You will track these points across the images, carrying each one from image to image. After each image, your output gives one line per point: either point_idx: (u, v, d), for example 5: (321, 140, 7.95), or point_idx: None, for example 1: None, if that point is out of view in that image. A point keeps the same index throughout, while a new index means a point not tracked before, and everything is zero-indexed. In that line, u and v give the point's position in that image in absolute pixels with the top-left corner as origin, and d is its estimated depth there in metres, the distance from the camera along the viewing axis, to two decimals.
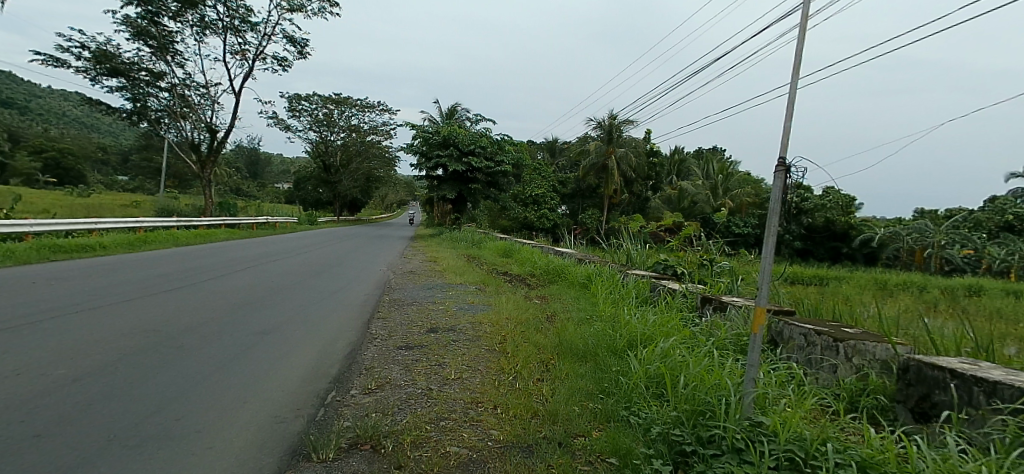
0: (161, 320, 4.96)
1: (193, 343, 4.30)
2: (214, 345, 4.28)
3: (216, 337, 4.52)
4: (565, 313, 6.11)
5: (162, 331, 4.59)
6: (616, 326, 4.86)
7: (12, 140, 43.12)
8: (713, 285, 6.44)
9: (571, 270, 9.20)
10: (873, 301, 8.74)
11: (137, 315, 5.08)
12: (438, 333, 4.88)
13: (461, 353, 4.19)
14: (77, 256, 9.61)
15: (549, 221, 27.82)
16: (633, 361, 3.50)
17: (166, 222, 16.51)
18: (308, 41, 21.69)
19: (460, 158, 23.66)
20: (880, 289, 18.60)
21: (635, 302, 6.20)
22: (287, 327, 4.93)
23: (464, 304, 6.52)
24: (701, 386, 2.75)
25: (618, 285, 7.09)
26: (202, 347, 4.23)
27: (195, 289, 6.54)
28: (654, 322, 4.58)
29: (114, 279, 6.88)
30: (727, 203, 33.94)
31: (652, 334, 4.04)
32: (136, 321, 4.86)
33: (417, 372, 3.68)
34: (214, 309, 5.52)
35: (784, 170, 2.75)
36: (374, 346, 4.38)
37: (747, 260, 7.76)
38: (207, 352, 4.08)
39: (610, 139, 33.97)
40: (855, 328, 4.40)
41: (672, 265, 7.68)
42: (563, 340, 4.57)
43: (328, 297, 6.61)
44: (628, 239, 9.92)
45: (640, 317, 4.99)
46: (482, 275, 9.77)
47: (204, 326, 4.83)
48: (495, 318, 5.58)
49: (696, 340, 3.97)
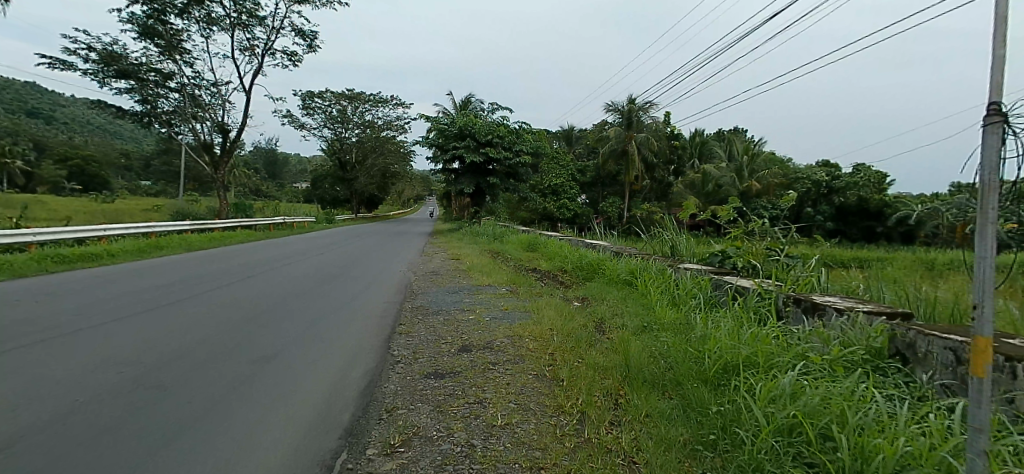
0: (144, 349, 4.26)
1: (175, 380, 3.57)
2: (201, 382, 3.55)
3: (204, 370, 3.79)
4: (617, 320, 5.21)
5: (142, 364, 3.88)
6: (692, 339, 3.95)
7: (39, 150, 44.02)
8: (795, 280, 5.39)
9: (610, 265, 8.25)
10: (943, 287, 7.72)
11: (117, 342, 4.40)
12: (472, 353, 4.04)
13: (506, 384, 3.33)
14: (80, 266, 9.00)
15: (570, 211, 27.01)
16: (741, 402, 2.60)
17: (181, 226, 15.98)
18: (318, 34, 20.94)
19: (477, 149, 22.77)
20: (930, 271, 17.13)
21: (699, 306, 5.26)
22: (289, 354, 4.20)
23: (497, 311, 5.62)
24: (886, 459, 1.84)
25: (671, 285, 6.17)
26: (188, 385, 3.49)
27: (193, 305, 5.87)
28: (744, 337, 3.65)
29: (107, 295, 6.26)
30: (754, 186, 32.47)
31: (753, 358, 3.14)
32: (111, 353, 4.13)
33: (452, 415, 2.83)
34: (210, 331, 4.81)
35: (1001, 122, 1.75)
36: (395, 376, 3.56)
37: (821, 247, 6.60)
38: (189, 394, 3.32)
39: (629, 124, 32.76)
40: (1016, 336, 3.20)
41: (730, 257, 6.75)
42: (629, 359, 3.67)
43: (341, 309, 5.87)
44: (671, 229, 8.87)
45: (721, 328, 4.06)
46: (511, 274, 8.95)
47: (190, 356, 4.11)
48: (536, 330, 4.71)
49: (818, 367, 3.02)
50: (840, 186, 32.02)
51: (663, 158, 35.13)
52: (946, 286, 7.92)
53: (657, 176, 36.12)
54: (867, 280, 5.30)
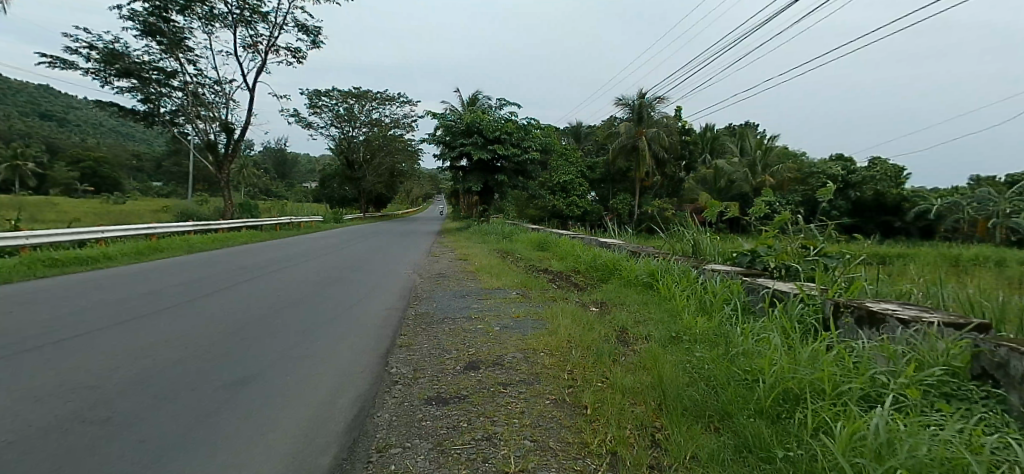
0: (108, 368, 3.72)
1: (134, 410, 3.02)
2: (163, 412, 3.00)
3: (172, 396, 3.25)
4: (642, 329, 4.68)
5: (100, 388, 3.33)
6: (736, 356, 3.38)
7: (52, 152, 44.43)
8: (840, 283, 4.81)
9: (627, 265, 7.68)
10: (981, 285, 7.20)
11: (80, 361, 3.87)
12: (480, 371, 3.55)
13: (519, 413, 2.82)
14: (71, 271, 8.60)
15: (579, 209, 26.33)
16: (816, 450, 2.06)
17: (183, 227, 15.62)
18: (321, 29, 20.51)
19: (485, 146, 22.27)
20: (954, 266, 16.48)
21: (733, 314, 4.67)
22: (272, 375, 3.67)
23: (508, 320, 5.08)
24: None
25: (698, 289, 5.59)
26: (149, 415, 2.94)
27: (177, 316, 5.36)
28: (803, 355, 3.07)
29: (87, 304, 5.83)
30: (767, 181, 31.80)
31: (813, 382, 2.60)
32: (68, 374, 3.58)
33: (454, 458, 2.33)
34: (187, 347, 4.28)
35: None
36: (391, 402, 3.07)
37: (863, 244, 5.96)
38: (146, 428, 2.76)
39: (639, 119, 32.06)
40: None
41: (761, 257, 6.19)
42: (663, 381, 3.14)
43: (335, 319, 5.37)
44: (691, 227, 8.32)
45: (768, 343, 3.50)
46: (521, 276, 8.42)
47: (158, 377, 3.56)
48: (551, 341, 4.20)
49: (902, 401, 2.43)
50: (856, 181, 31.22)
51: (674, 154, 34.42)
52: (984, 285, 7.40)
53: (668, 172, 35.44)
54: (923, 285, 4.70)
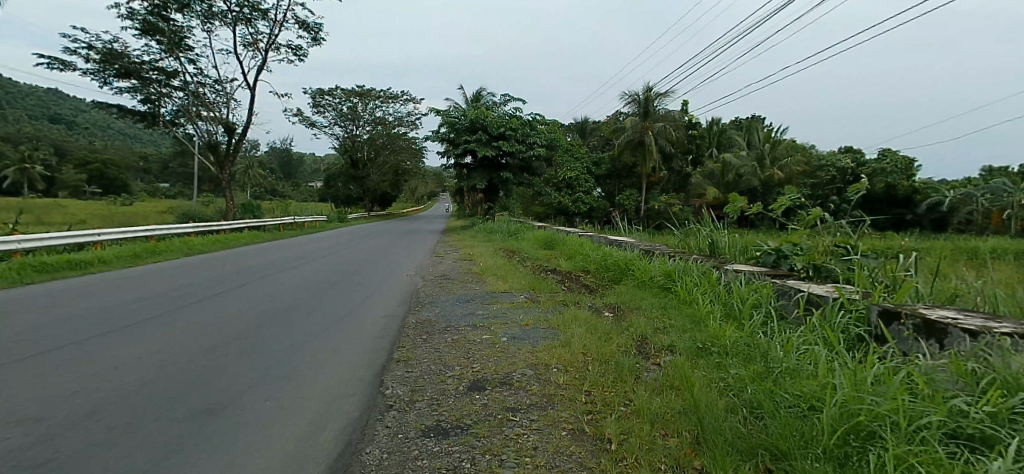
0: (64, 395, 3.25)
1: (85, 445, 2.56)
2: (116, 450, 2.52)
3: (132, 428, 2.79)
4: (664, 338, 4.26)
5: (50, 419, 2.87)
6: (782, 377, 2.92)
7: (59, 154, 44.51)
8: (883, 286, 4.33)
9: (641, 265, 7.25)
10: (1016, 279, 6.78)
11: (36, 384, 3.44)
12: (486, 392, 3.15)
13: (531, 449, 2.42)
14: (62, 276, 8.28)
15: (586, 205, 24.62)
16: None
17: (183, 229, 15.29)
18: (322, 25, 20.12)
19: (489, 142, 21.89)
20: (972, 259, 16.02)
21: (765, 323, 4.23)
22: (250, 401, 3.22)
23: (517, 329, 4.67)
24: None
25: (723, 292, 5.16)
26: (101, 452, 2.49)
27: (157, 330, 4.92)
28: (860, 374, 2.61)
29: (67, 314, 5.50)
30: (776, 175, 31.60)
31: (886, 414, 2.12)
32: (21, 400, 3.14)
33: None
34: (161, 367, 3.83)
35: None
36: (383, 433, 2.67)
37: (900, 243, 5.50)
38: (90, 472, 2.28)
39: (645, 113, 31.44)
40: None
41: (789, 258, 5.69)
42: (701, 408, 2.69)
43: (327, 331, 4.95)
44: (708, 224, 7.86)
45: (817, 360, 3.04)
46: (529, 278, 7.99)
47: (121, 404, 3.10)
48: (564, 355, 3.80)
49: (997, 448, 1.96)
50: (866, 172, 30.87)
51: (682, 148, 33.82)
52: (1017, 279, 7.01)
53: (675, 167, 34.83)
54: (979, 286, 4.19)
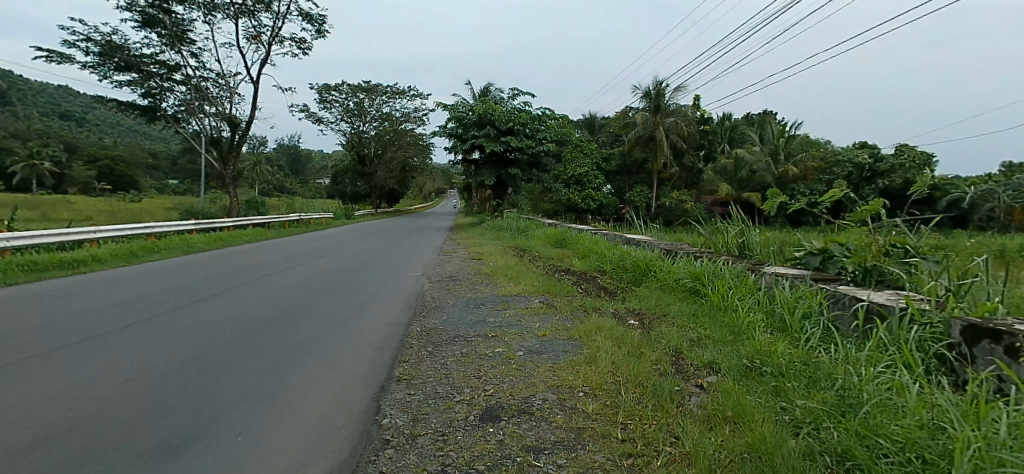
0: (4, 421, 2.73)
1: None
2: None
3: (73, 468, 2.25)
4: (703, 353, 3.71)
5: None
6: (869, 414, 2.34)
7: (69, 151, 44.56)
8: (960, 295, 3.72)
9: (664, 266, 6.69)
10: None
11: None
12: (500, 425, 2.62)
13: None
14: (48, 276, 7.86)
15: (595, 202, 24.77)
16: None
17: (183, 227, 14.89)
18: (325, 17, 19.65)
19: (497, 137, 21.24)
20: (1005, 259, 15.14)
21: (821, 337, 3.66)
22: (224, 433, 2.68)
23: (534, 341, 4.15)
24: None
25: (764, 299, 4.60)
26: None
27: (132, 340, 4.42)
28: (988, 418, 2.03)
29: (39, 320, 5.03)
30: (790, 170, 30.72)
31: None
32: None
33: None
34: (124, 387, 3.28)
35: None
36: None
37: (962, 244, 4.88)
38: None
39: (656, 108, 30.59)
40: None
41: (839, 259, 5.04)
42: (772, 455, 2.13)
43: (320, 343, 4.46)
44: (737, 223, 7.25)
45: (910, 392, 2.46)
46: (542, 279, 7.45)
47: (69, 437, 2.57)
48: (590, 375, 3.27)
49: None
50: (884, 169, 29.12)
51: (693, 144, 33.04)
52: None
53: (687, 163, 34.06)
54: None
